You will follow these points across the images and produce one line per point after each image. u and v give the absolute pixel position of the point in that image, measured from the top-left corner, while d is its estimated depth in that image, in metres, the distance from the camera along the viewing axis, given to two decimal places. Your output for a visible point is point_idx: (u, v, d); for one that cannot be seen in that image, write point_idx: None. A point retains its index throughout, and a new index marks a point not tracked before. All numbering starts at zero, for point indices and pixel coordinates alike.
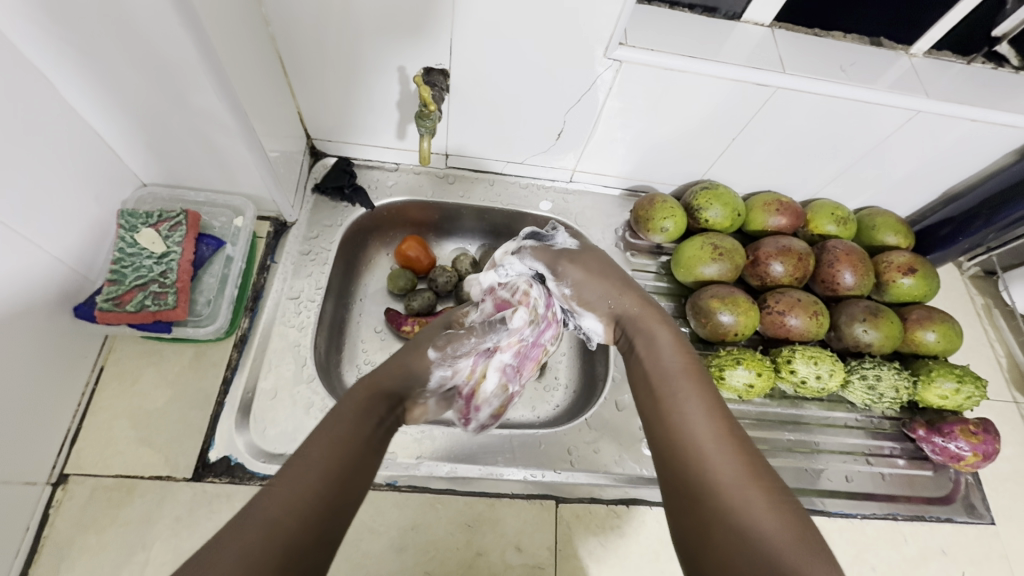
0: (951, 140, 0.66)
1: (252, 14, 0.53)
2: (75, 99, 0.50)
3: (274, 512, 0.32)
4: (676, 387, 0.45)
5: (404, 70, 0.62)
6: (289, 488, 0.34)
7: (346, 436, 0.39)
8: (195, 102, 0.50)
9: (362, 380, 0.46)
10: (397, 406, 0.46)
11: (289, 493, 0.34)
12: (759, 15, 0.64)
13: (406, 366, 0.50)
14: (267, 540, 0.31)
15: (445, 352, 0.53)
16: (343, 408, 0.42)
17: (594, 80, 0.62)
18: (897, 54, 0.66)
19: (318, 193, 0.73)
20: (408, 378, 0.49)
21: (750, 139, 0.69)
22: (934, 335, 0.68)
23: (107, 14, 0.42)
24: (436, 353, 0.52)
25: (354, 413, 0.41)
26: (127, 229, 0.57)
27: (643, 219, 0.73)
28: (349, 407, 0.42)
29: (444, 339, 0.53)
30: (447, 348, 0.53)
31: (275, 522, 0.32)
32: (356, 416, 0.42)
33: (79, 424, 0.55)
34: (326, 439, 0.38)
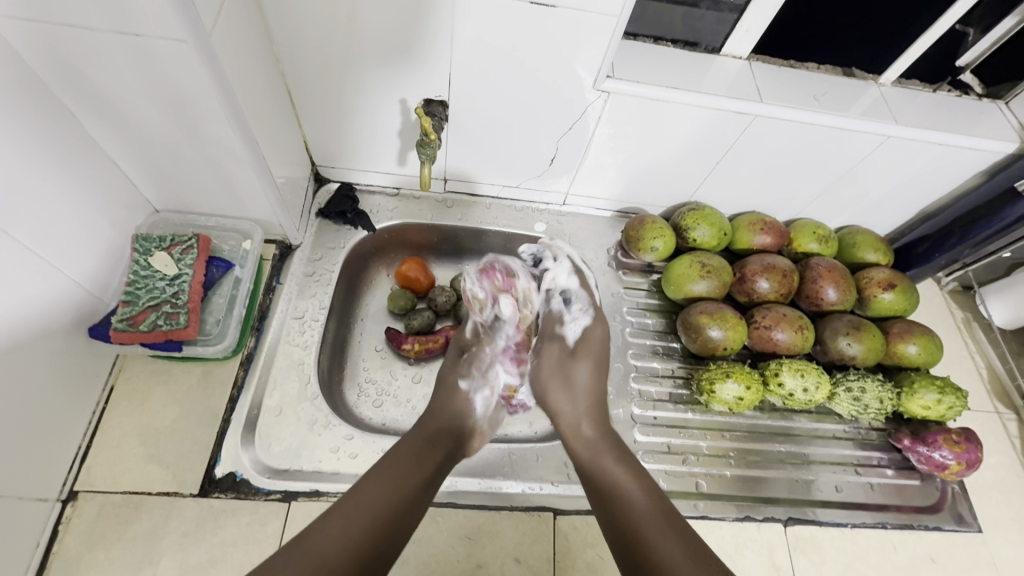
0: (922, 163, 0.71)
1: (263, 51, 0.57)
2: (97, 131, 0.53)
3: (337, 535, 0.42)
4: (613, 459, 0.54)
5: (406, 102, 0.66)
6: (344, 520, 0.44)
7: (403, 478, 0.48)
8: (209, 133, 0.53)
9: (421, 429, 0.55)
10: (452, 450, 0.56)
11: (350, 518, 0.44)
12: (737, 49, 0.68)
13: (450, 407, 0.60)
14: (333, 561, 0.41)
15: (476, 377, 0.63)
16: (398, 451, 0.51)
17: (585, 109, 0.66)
18: (867, 83, 0.71)
19: (322, 217, 0.76)
20: (455, 417, 0.59)
21: (733, 163, 0.73)
22: (915, 348, 0.71)
23: (132, 55, 0.45)
24: (469, 381, 0.62)
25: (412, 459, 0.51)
26: (141, 253, 0.60)
27: (634, 240, 0.77)
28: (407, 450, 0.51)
29: (467, 366, 0.63)
30: (477, 370, 0.63)
31: (336, 547, 0.42)
32: (409, 457, 0.51)
33: (89, 442, 0.56)
34: (383, 479, 0.47)
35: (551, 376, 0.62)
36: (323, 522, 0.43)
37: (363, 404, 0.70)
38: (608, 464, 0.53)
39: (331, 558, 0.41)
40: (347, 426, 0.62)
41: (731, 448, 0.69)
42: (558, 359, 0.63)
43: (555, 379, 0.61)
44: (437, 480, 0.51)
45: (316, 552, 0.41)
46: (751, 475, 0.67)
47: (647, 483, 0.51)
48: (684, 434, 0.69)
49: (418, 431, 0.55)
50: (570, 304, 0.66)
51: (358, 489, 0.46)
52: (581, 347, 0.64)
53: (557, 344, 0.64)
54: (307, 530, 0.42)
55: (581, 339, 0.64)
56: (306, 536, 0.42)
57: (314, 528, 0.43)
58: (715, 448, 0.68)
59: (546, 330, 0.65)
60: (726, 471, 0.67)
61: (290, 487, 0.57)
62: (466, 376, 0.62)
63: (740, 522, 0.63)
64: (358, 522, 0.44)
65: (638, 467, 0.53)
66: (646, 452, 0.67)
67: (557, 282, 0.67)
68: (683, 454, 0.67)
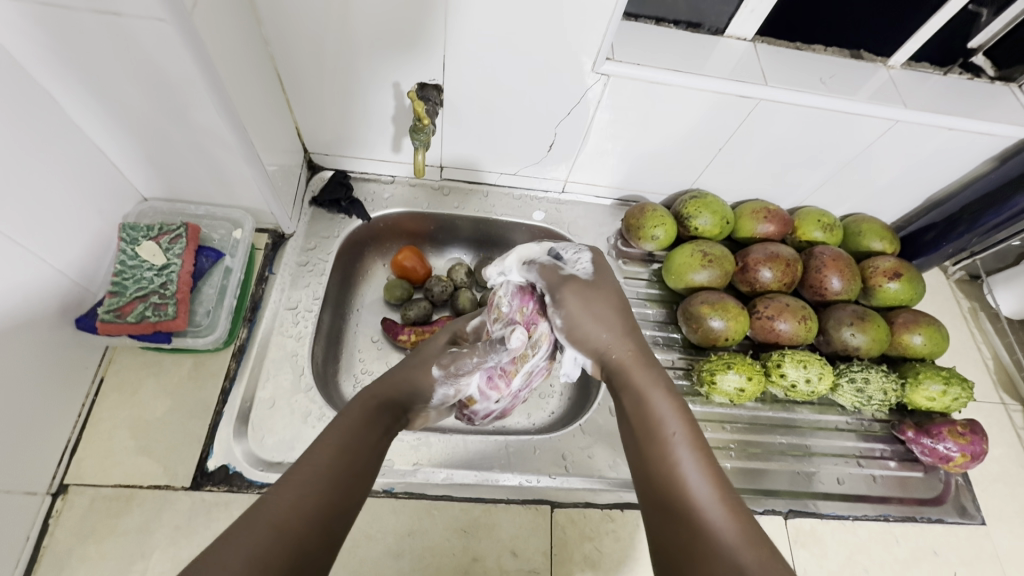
0: (930, 148, 0.69)
1: (251, 34, 0.55)
2: (80, 117, 0.51)
3: (290, 508, 0.35)
4: (647, 368, 0.48)
5: (399, 86, 0.64)
6: (300, 490, 0.37)
7: (353, 444, 0.42)
8: (197, 119, 0.52)
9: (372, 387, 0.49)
10: (400, 416, 0.49)
11: (297, 495, 0.36)
12: (741, 31, 0.66)
13: (404, 380, 0.51)
14: (286, 537, 0.34)
15: (450, 372, 0.53)
16: (350, 414, 0.44)
17: (584, 93, 0.64)
18: (876, 66, 0.68)
19: (316, 206, 0.75)
20: (407, 391, 0.51)
21: (736, 149, 0.71)
22: (921, 338, 0.69)
23: (112, 36, 0.43)
24: (442, 373, 0.53)
25: (353, 435, 0.43)
26: (128, 242, 0.59)
27: (635, 228, 0.75)
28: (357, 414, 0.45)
29: (449, 360, 0.53)
30: (451, 364, 0.53)
31: (291, 518, 0.35)
32: (357, 419, 0.44)
33: (79, 435, 0.56)
34: (329, 444, 0.41)
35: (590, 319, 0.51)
36: (275, 490, 0.36)
37: None
38: (643, 392, 0.46)
39: (281, 530, 0.34)
40: None
41: (732, 440, 0.68)
42: (582, 301, 0.51)
43: (584, 309, 0.51)
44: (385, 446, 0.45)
45: (270, 522, 0.34)
46: (751, 467, 0.66)
47: (691, 418, 0.43)
48: None
49: (368, 391, 0.48)
50: (563, 256, 0.56)
51: (309, 453, 0.40)
52: (599, 278, 0.54)
53: (565, 290, 0.52)
54: (261, 500, 0.35)
55: (595, 273, 0.54)
56: (260, 503, 0.35)
57: (267, 498, 0.36)
58: (716, 440, 0.68)
59: (549, 284, 0.53)
60: (727, 463, 0.66)
61: None
62: (444, 363, 0.53)
63: None
64: (307, 496, 0.36)
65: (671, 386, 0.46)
66: None
67: (534, 253, 0.57)
68: None
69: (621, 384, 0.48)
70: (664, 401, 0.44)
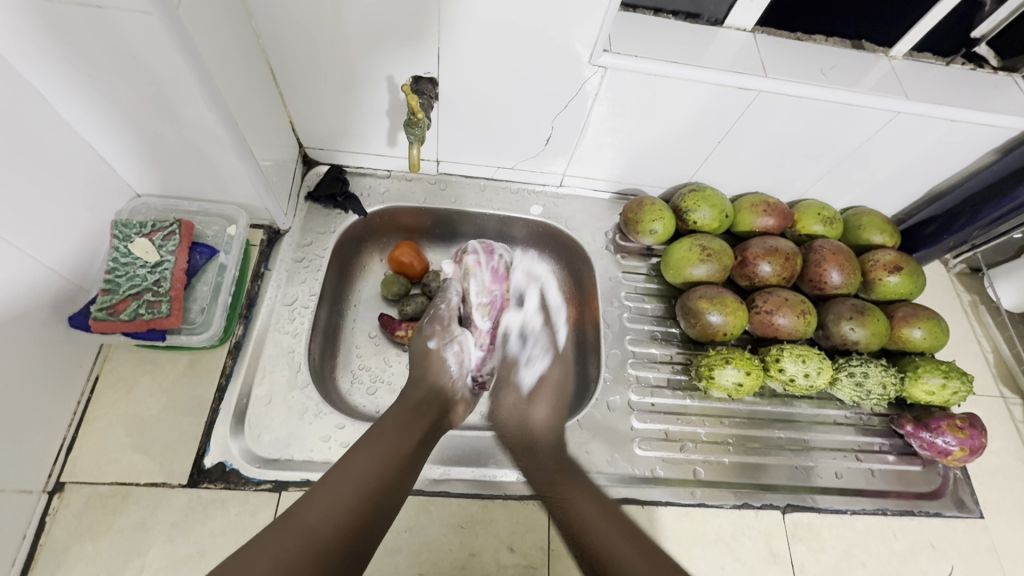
0: (932, 140, 0.68)
1: (241, 27, 0.54)
2: (69, 113, 0.51)
3: (325, 514, 0.41)
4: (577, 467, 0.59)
5: (393, 79, 0.63)
6: (335, 499, 0.43)
7: (390, 453, 0.48)
8: (187, 115, 0.51)
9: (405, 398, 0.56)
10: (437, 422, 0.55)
11: (337, 497, 0.43)
12: (740, 21, 0.65)
13: (425, 375, 0.59)
14: (317, 536, 0.40)
15: (443, 334, 0.63)
16: (382, 426, 0.50)
17: (580, 86, 0.64)
18: (878, 56, 0.67)
19: (311, 201, 0.74)
20: (432, 387, 0.58)
21: (735, 142, 0.70)
22: (921, 332, 0.69)
23: (97, 29, 0.43)
24: (436, 341, 0.62)
25: (396, 434, 0.50)
26: (120, 239, 0.58)
27: (632, 222, 0.74)
28: (391, 424, 0.51)
29: (433, 324, 0.63)
30: (443, 328, 0.63)
31: (321, 526, 0.41)
32: (394, 432, 0.50)
33: (75, 432, 0.56)
34: (366, 455, 0.46)
35: (513, 365, 0.68)
36: (310, 501, 0.42)
37: (356, 392, 0.69)
38: (565, 490, 0.56)
39: (315, 539, 0.40)
40: (338, 415, 0.61)
41: (730, 434, 0.68)
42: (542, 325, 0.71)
43: (551, 392, 0.66)
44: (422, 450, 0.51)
45: (302, 527, 0.40)
46: (749, 462, 0.66)
47: (594, 489, 0.56)
48: (682, 421, 0.68)
49: (402, 406, 0.54)
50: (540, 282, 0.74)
51: (343, 465, 0.45)
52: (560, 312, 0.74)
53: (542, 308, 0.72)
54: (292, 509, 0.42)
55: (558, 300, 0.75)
56: (296, 508, 0.42)
57: (299, 508, 0.42)
58: (714, 435, 0.67)
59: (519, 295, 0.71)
60: (724, 458, 0.66)
61: (281, 476, 0.56)
62: (433, 336, 0.63)
63: (737, 510, 0.63)
64: (339, 505, 0.42)
65: (593, 487, 0.56)
66: (643, 438, 0.66)
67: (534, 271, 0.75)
68: (681, 441, 0.66)
69: (551, 486, 0.57)
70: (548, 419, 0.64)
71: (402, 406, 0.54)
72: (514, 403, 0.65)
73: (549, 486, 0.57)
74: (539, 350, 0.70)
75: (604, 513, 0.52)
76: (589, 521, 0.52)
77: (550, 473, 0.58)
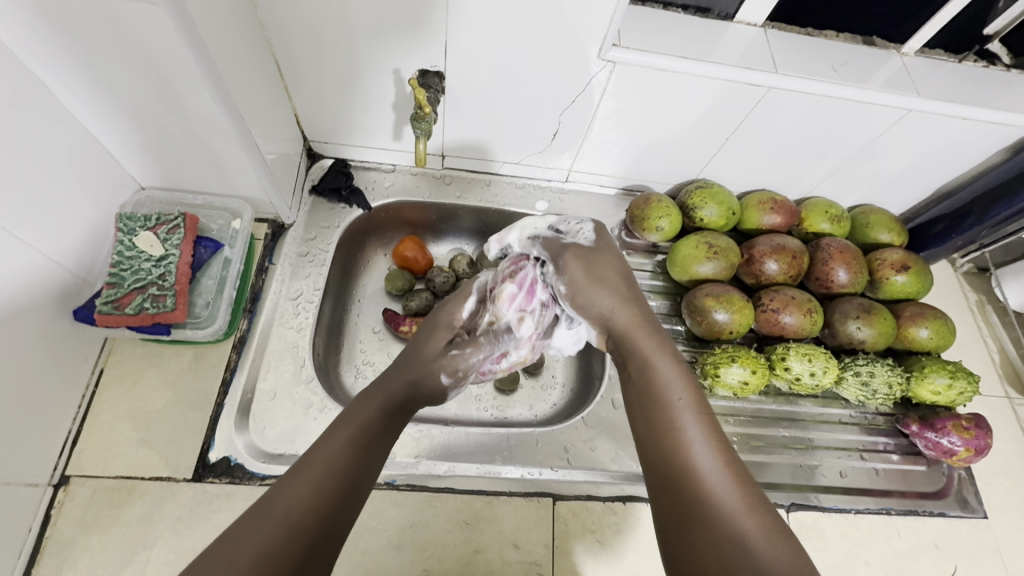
0: (942, 138, 0.67)
1: (247, 18, 0.53)
2: (73, 105, 0.50)
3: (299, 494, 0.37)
4: (654, 337, 0.48)
5: (399, 72, 0.63)
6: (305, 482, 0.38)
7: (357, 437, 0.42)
8: (192, 107, 0.51)
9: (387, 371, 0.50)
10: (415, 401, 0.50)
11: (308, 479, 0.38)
12: (751, 16, 0.64)
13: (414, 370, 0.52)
14: (295, 522, 0.35)
15: (459, 373, 0.55)
16: (359, 405, 0.45)
17: (589, 80, 0.63)
18: (889, 52, 0.67)
19: (315, 195, 0.74)
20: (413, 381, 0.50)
21: (743, 138, 0.70)
22: (927, 332, 0.69)
23: (101, 18, 0.42)
24: (450, 378, 0.54)
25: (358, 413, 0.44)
26: (125, 232, 0.58)
27: (639, 218, 0.74)
28: (370, 401, 0.46)
29: (451, 363, 0.54)
30: (462, 369, 0.56)
31: (300, 508, 0.36)
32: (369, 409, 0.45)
33: (80, 426, 0.56)
34: (341, 435, 0.42)
35: (595, 281, 0.53)
36: (286, 482, 0.37)
37: (360, 387, 0.69)
38: (645, 348, 0.47)
39: (291, 523, 0.35)
40: (343, 410, 0.60)
41: (735, 433, 0.68)
42: (539, 334, 0.61)
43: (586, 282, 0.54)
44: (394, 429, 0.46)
45: (278, 515, 0.35)
46: (754, 460, 0.66)
47: (693, 384, 0.44)
48: None
49: (383, 378, 0.49)
50: (571, 315, 0.60)
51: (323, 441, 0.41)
52: (580, 352, 0.61)
53: (546, 336, 0.61)
54: (264, 497, 0.36)
55: (580, 343, 0.61)
56: (275, 491, 0.37)
57: (270, 497, 0.36)
58: None
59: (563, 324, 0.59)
60: None
61: (286, 471, 0.56)
62: (446, 370, 0.54)
63: None
64: (315, 487, 0.38)
65: (668, 342, 0.48)
66: None
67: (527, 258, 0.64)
68: None
69: (630, 347, 0.48)
70: (666, 363, 0.46)
71: (385, 378, 0.49)
72: (538, 368, 0.62)
73: (630, 352, 0.48)
74: (584, 322, 0.59)
75: (702, 416, 0.41)
76: (698, 448, 0.39)
77: (624, 324, 0.50)
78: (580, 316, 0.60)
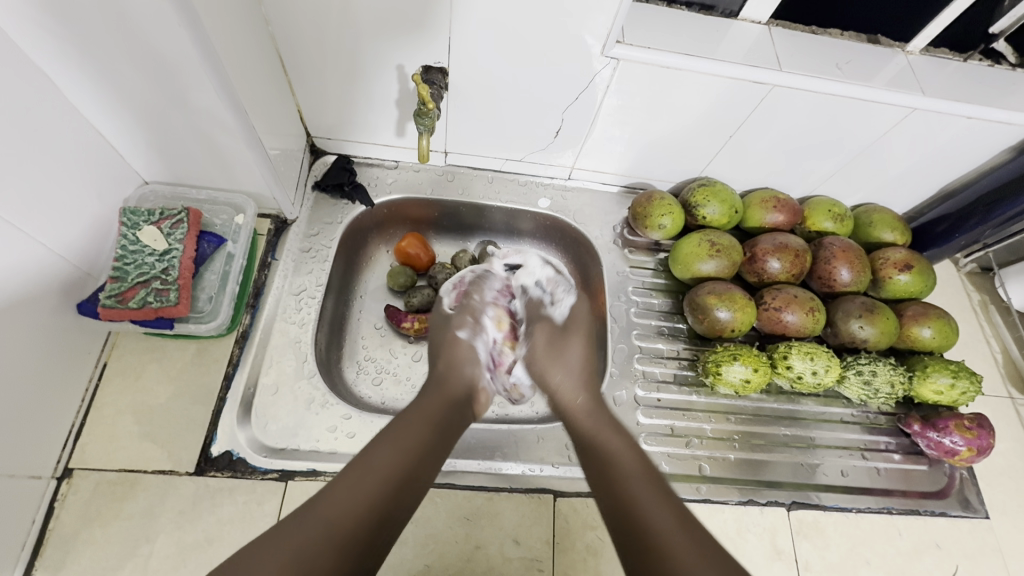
0: (947, 137, 0.67)
1: (251, 13, 0.53)
2: (78, 99, 0.51)
3: (340, 513, 0.39)
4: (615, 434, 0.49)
5: (403, 69, 0.63)
6: (353, 490, 0.41)
7: (407, 442, 0.45)
8: (196, 102, 0.51)
9: (432, 387, 0.53)
10: (461, 413, 0.52)
11: (355, 490, 0.41)
12: (755, 13, 0.64)
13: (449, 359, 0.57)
14: (332, 538, 0.38)
15: (474, 325, 0.60)
16: (410, 417, 0.48)
17: (592, 78, 0.63)
18: (894, 51, 0.66)
19: (318, 191, 0.74)
20: (455, 370, 0.55)
21: (747, 136, 0.69)
22: (930, 331, 0.68)
23: (106, 11, 0.42)
24: (467, 330, 0.59)
25: (414, 423, 0.47)
26: (128, 227, 0.58)
27: (641, 216, 0.74)
28: (418, 412, 0.49)
29: (461, 317, 0.60)
30: (473, 320, 0.60)
31: (341, 518, 0.39)
32: (419, 422, 0.48)
33: (83, 419, 0.56)
34: (388, 447, 0.44)
35: (548, 357, 0.57)
36: (329, 493, 0.41)
37: (361, 382, 0.69)
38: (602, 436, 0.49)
39: (328, 540, 0.38)
40: (345, 406, 0.61)
41: (736, 431, 0.68)
42: (548, 338, 0.59)
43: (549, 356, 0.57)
44: (445, 440, 0.49)
45: (319, 522, 0.39)
46: (755, 458, 0.66)
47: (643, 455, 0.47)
48: (688, 417, 0.67)
49: (431, 393, 0.52)
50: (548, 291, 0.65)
51: (367, 458, 0.43)
52: (571, 325, 0.61)
53: (543, 323, 0.61)
54: (314, 500, 0.40)
55: (569, 318, 0.62)
56: (316, 502, 0.40)
57: (317, 501, 0.40)
58: (720, 431, 0.67)
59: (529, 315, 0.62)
60: (730, 454, 0.66)
61: (288, 466, 0.56)
62: (461, 325, 0.59)
63: (742, 506, 0.62)
64: (356, 500, 0.40)
65: (640, 446, 0.48)
66: (649, 434, 0.66)
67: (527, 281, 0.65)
68: (687, 437, 0.66)
69: (594, 438, 0.49)
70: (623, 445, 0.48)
71: (430, 392, 0.52)
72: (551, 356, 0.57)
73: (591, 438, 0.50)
74: (562, 290, 0.65)
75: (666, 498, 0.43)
76: (639, 490, 0.44)
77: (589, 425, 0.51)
78: (555, 283, 0.65)
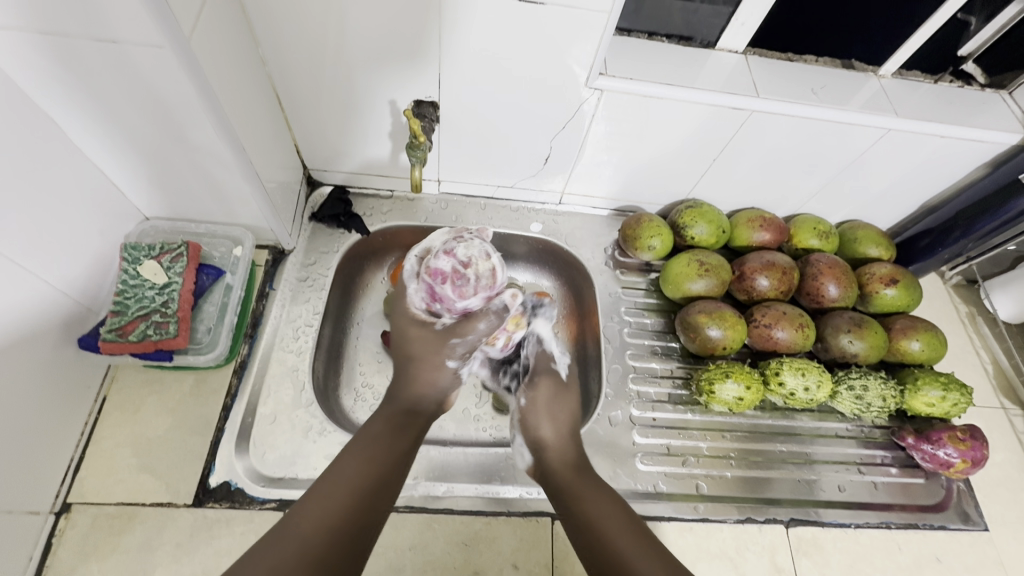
0: (926, 155, 0.69)
1: (248, 55, 0.56)
2: (83, 141, 0.53)
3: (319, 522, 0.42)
4: (589, 489, 0.52)
5: (395, 103, 0.65)
6: (325, 506, 0.43)
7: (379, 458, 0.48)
8: (195, 140, 0.53)
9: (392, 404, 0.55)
10: (420, 431, 0.55)
11: (332, 501, 0.43)
12: (732, 43, 0.67)
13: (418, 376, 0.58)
14: (315, 546, 0.40)
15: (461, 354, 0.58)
16: (375, 429, 0.51)
17: (579, 106, 0.65)
18: (867, 75, 0.69)
19: (315, 222, 0.75)
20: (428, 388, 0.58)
21: (730, 159, 0.72)
22: (919, 345, 0.70)
23: (111, 59, 0.44)
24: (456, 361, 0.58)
25: (385, 439, 0.50)
26: (130, 261, 0.59)
27: (631, 238, 0.76)
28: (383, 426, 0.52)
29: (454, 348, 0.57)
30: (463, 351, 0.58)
31: (316, 531, 0.41)
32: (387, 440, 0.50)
33: (82, 453, 0.56)
34: (358, 458, 0.47)
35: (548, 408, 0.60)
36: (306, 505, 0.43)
37: (358, 409, 0.69)
38: (586, 496, 0.52)
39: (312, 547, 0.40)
40: (342, 433, 0.61)
41: (732, 448, 0.68)
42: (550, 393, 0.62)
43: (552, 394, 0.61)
44: (409, 454, 0.51)
45: (299, 536, 0.40)
46: (752, 476, 0.66)
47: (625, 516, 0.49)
48: (684, 436, 0.68)
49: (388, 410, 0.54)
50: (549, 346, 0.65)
51: (339, 474, 0.46)
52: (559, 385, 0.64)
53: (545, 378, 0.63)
54: (290, 516, 0.42)
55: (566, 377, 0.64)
56: (291, 519, 0.42)
57: (293, 516, 0.42)
58: (716, 450, 0.68)
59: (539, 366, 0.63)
60: (727, 472, 0.66)
61: (285, 495, 0.56)
62: (450, 356, 0.57)
63: (741, 524, 0.63)
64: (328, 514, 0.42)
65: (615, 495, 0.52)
66: (645, 454, 0.66)
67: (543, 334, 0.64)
68: (683, 456, 0.66)
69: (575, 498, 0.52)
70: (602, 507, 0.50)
71: (391, 413, 0.54)
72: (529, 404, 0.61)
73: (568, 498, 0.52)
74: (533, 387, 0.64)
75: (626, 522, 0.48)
76: (608, 526, 0.48)
77: (572, 483, 0.53)
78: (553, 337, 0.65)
